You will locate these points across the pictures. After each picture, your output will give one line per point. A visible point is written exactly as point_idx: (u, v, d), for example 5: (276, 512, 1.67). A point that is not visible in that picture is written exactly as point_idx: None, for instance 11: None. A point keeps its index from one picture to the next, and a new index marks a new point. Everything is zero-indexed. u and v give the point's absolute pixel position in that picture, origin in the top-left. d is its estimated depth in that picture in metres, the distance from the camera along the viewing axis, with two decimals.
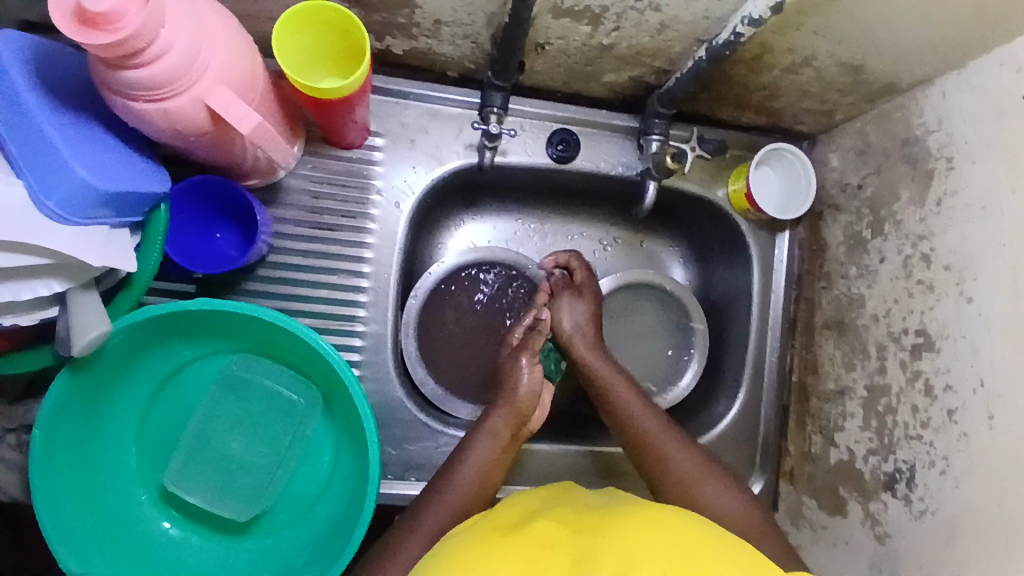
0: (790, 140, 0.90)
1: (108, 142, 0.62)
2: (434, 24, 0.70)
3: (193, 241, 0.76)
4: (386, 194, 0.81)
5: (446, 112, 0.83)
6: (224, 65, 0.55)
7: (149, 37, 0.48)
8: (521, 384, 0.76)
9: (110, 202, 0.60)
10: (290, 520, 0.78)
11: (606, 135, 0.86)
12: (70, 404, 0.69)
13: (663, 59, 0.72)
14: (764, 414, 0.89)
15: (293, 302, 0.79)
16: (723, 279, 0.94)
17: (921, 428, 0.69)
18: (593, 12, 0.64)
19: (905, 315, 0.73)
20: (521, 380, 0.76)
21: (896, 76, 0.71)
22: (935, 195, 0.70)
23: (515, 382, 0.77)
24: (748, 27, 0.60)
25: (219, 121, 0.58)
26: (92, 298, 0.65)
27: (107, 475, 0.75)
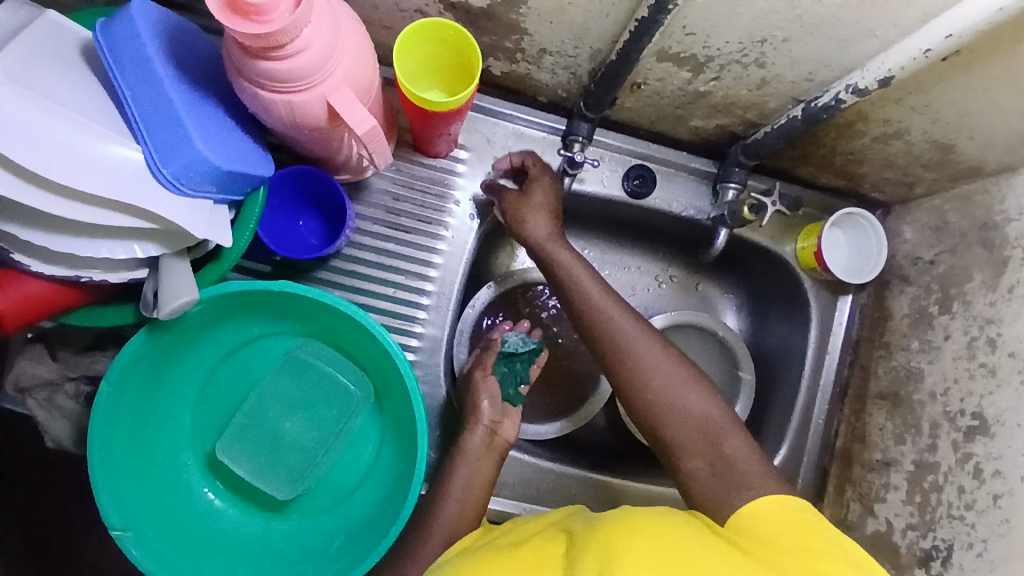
0: (864, 206, 0.90)
1: (226, 119, 0.65)
2: (539, 51, 0.72)
3: (279, 225, 0.79)
4: (463, 205, 0.84)
5: (532, 135, 0.85)
6: (350, 67, 0.58)
7: (292, 36, 0.51)
8: (480, 406, 0.79)
9: (220, 180, 0.63)
10: (326, 506, 0.80)
11: (683, 177, 0.87)
12: (141, 361, 0.72)
13: (754, 112, 0.74)
14: (803, 474, 0.89)
15: (359, 295, 0.82)
16: (776, 333, 0.94)
17: (964, 509, 0.69)
18: (697, 60, 0.66)
19: (964, 396, 0.72)
20: (481, 399, 0.79)
21: (984, 160, 0.72)
22: (1008, 282, 0.70)
23: None
24: (852, 95, 0.61)
25: (335, 119, 0.61)
26: (183, 266, 0.68)
27: (161, 436, 0.78)
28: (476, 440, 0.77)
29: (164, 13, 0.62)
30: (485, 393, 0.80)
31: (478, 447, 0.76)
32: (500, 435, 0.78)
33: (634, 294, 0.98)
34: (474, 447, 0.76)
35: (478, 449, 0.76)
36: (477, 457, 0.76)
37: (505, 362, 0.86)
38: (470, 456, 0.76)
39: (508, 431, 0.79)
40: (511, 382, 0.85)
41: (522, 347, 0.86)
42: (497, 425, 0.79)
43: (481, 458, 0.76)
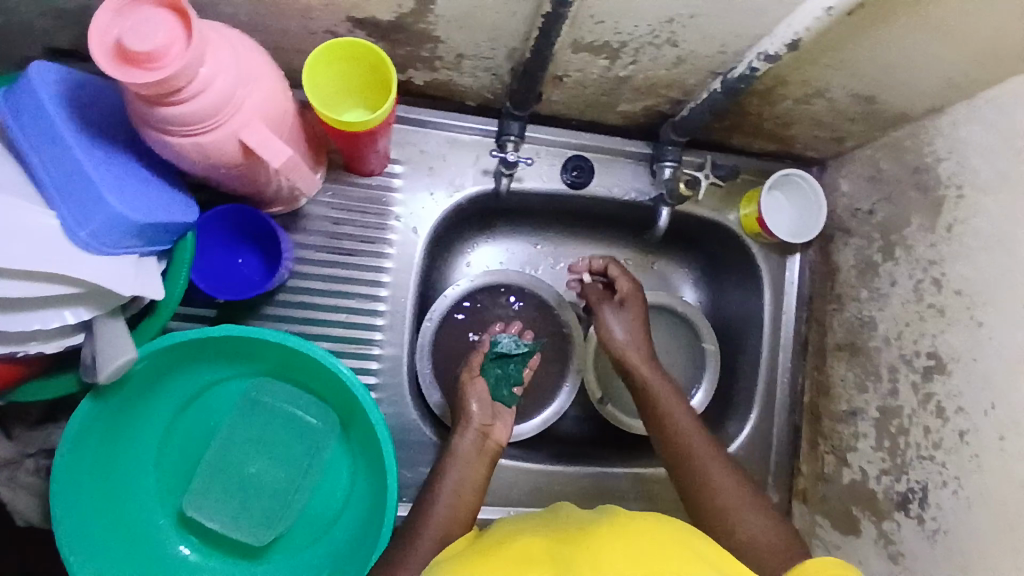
0: (800, 164, 0.92)
1: (140, 172, 0.63)
2: (456, 57, 0.71)
3: (215, 266, 0.77)
4: (404, 220, 0.83)
5: (465, 140, 0.84)
6: (260, 101, 0.57)
7: (189, 76, 0.50)
8: (470, 408, 0.79)
9: (142, 233, 0.61)
10: (307, 543, 0.79)
11: (620, 161, 0.87)
12: (92, 428, 0.70)
13: (679, 90, 0.74)
14: (776, 434, 0.91)
15: (311, 326, 0.80)
16: (734, 301, 0.96)
17: (933, 449, 0.70)
18: (612, 47, 0.66)
19: (917, 338, 0.74)
20: (470, 400, 0.79)
21: (907, 107, 0.73)
22: (945, 222, 0.71)
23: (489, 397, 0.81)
24: (765, 62, 0.62)
25: (251, 155, 0.59)
26: (118, 325, 0.66)
27: (125, 499, 0.76)
28: (464, 443, 0.76)
29: (62, 69, 0.60)
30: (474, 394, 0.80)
31: (469, 450, 0.76)
32: (490, 438, 0.78)
33: None
34: (464, 450, 0.76)
35: (469, 452, 0.76)
36: (469, 460, 0.75)
37: (497, 363, 0.84)
38: (462, 459, 0.75)
39: (498, 434, 0.79)
40: (504, 385, 0.84)
41: (516, 349, 0.85)
42: (487, 428, 0.78)
43: (472, 462, 0.75)
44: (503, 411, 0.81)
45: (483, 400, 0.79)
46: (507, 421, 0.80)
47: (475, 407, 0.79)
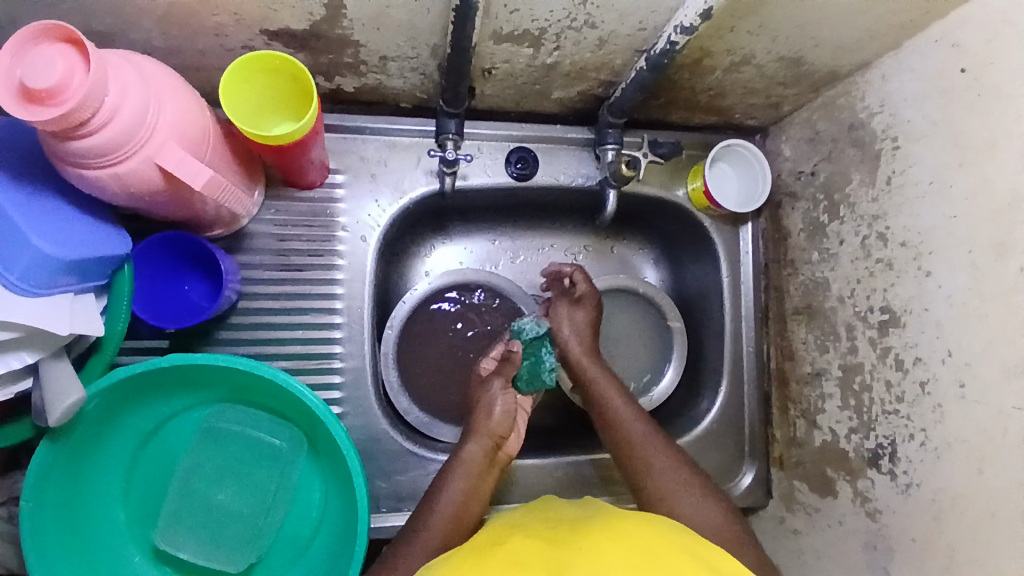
0: (743, 134, 0.92)
1: (67, 210, 0.62)
2: (381, 59, 0.70)
3: (162, 296, 0.76)
4: (351, 229, 0.81)
5: (404, 142, 0.83)
6: (172, 123, 0.56)
7: (96, 105, 0.50)
8: (492, 414, 0.77)
9: (72, 269, 0.60)
10: (286, 564, 0.78)
11: (563, 148, 0.87)
12: (52, 471, 0.68)
13: (608, 71, 0.74)
14: (747, 404, 0.91)
15: (268, 346, 0.79)
16: (694, 276, 0.96)
17: (896, 403, 0.70)
18: (532, 34, 0.65)
19: (869, 293, 0.74)
20: (494, 407, 0.77)
21: (835, 65, 0.73)
22: (884, 175, 0.71)
23: (483, 410, 0.78)
24: (682, 34, 0.61)
25: (173, 179, 0.59)
26: (64, 365, 0.65)
27: (97, 539, 0.75)
28: (476, 455, 0.75)
29: None
30: (489, 399, 0.78)
31: (477, 460, 0.75)
32: (501, 449, 0.78)
33: None
34: (472, 460, 0.75)
35: (480, 463, 0.74)
36: (481, 473, 0.74)
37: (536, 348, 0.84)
38: (469, 470, 0.74)
39: (511, 445, 0.78)
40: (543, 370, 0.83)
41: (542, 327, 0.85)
42: (503, 439, 0.77)
43: (480, 473, 0.74)
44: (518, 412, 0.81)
45: (509, 409, 0.78)
46: (521, 431, 0.80)
47: (496, 414, 0.77)
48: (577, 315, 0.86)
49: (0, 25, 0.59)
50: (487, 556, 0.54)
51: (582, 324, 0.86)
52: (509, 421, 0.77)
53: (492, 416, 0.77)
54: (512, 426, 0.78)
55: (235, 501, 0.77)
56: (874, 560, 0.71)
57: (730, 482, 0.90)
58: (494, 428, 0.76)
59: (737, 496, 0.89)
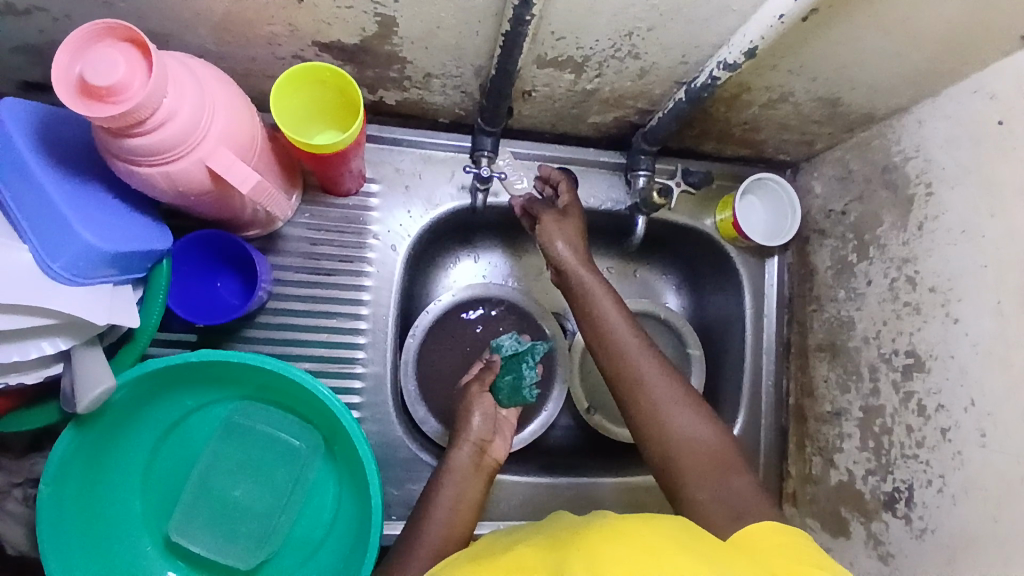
0: (774, 168, 0.93)
1: (110, 203, 0.64)
2: (425, 76, 0.72)
3: (194, 291, 0.77)
4: (382, 238, 0.83)
5: (439, 156, 0.85)
6: (224, 127, 0.58)
7: (153, 107, 0.52)
8: (472, 421, 0.79)
9: (116, 262, 0.62)
10: (294, 566, 0.79)
11: (595, 171, 0.88)
12: (75, 457, 0.70)
13: (645, 100, 0.75)
14: (763, 437, 0.91)
15: (293, 347, 0.81)
16: (717, 305, 0.96)
17: (916, 448, 0.69)
18: (575, 61, 0.67)
19: (895, 336, 0.74)
20: (472, 415, 0.80)
21: (872, 107, 0.74)
22: (916, 219, 0.71)
23: (464, 418, 0.80)
24: (724, 71, 0.63)
25: (219, 181, 0.61)
26: (97, 354, 0.67)
27: (112, 526, 0.76)
28: (460, 459, 0.77)
29: (35, 106, 0.61)
30: (478, 407, 0.80)
31: (465, 465, 0.76)
32: (489, 455, 0.79)
33: None
34: (460, 465, 0.76)
35: (466, 467, 0.76)
36: (467, 477, 0.75)
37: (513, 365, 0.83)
38: (458, 475, 0.75)
39: (497, 451, 0.80)
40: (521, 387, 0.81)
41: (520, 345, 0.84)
42: (487, 443, 0.79)
43: (468, 478, 0.76)
44: (503, 428, 0.82)
45: (488, 414, 0.80)
46: (507, 439, 0.81)
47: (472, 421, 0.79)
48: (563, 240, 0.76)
49: (59, 20, 0.62)
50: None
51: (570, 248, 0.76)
52: (489, 426, 0.80)
53: (472, 422, 0.79)
54: (495, 430, 0.80)
55: (249, 498, 0.78)
56: None
57: None
58: (473, 435, 0.78)
59: None
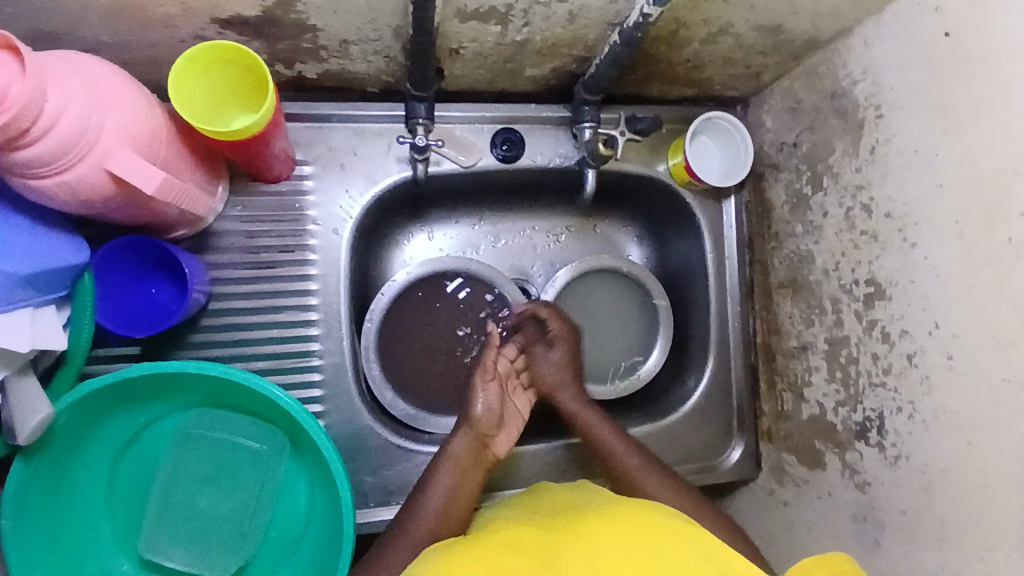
0: (723, 105, 0.90)
1: (20, 221, 0.58)
2: (341, 44, 0.67)
3: (127, 303, 0.73)
4: (323, 222, 0.79)
5: (373, 129, 0.80)
6: (121, 124, 0.53)
7: (35, 113, 0.47)
8: (477, 409, 0.77)
9: (33, 282, 0.57)
10: (276, 566, 0.77)
11: (540, 128, 0.84)
12: (30, 489, 0.66)
13: (581, 47, 0.71)
14: (734, 379, 0.90)
15: (243, 347, 0.77)
16: (679, 252, 0.94)
17: (883, 375, 0.69)
18: (499, 11, 0.62)
19: (854, 266, 0.73)
20: (477, 403, 0.77)
21: (816, 32, 0.71)
22: (868, 145, 0.69)
23: (471, 405, 0.77)
24: (654, 6, 0.59)
25: (125, 184, 0.56)
26: (31, 382, 0.62)
27: (81, 554, 0.73)
28: (459, 453, 0.74)
29: None
30: (483, 395, 0.77)
31: (463, 455, 0.75)
32: (490, 450, 0.77)
33: (535, 255, 0.96)
34: (459, 457, 0.74)
35: (465, 458, 0.74)
36: (466, 470, 0.73)
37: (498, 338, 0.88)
38: (455, 467, 0.73)
39: (499, 446, 0.78)
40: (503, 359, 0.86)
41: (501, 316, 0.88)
42: (488, 437, 0.77)
43: (467, 470, 0.74)
44: (506, 420, 0.79)
45: (491, 406, 0.77)
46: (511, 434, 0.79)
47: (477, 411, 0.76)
48: (553, 353, 0.84)
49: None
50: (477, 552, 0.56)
51: (559, 362, 0.84)
52: (494, 419, 0.77)
53: (477, 411, 0.76)
54: (499, 424, 0.77)
55: (219, 505, 0.76)
56: (864, 531, 0.71)
57: (720, 457, 0.90)
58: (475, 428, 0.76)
59: (726, 471, 0.89)
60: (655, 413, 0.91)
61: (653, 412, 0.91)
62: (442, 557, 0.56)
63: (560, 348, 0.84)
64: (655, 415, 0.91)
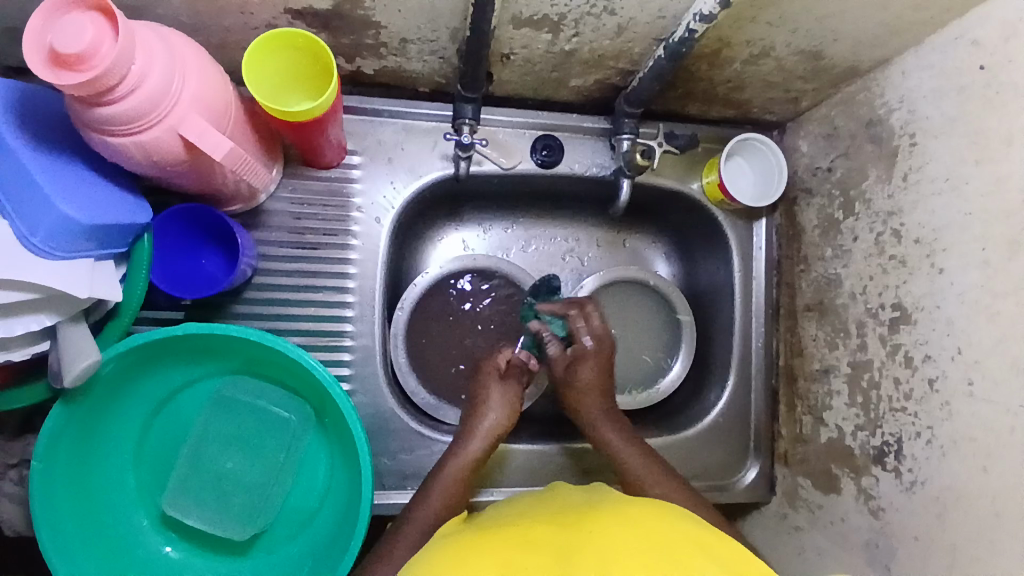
0: (760, 129, 0.92)
1: (88, 176, 0.62)
2: (401, 41, 0.71)
3: (179, 266, 0.78)
4: (366, 210, 0.82)
5: (421, 126, 0.84)
6: (196, 94, 0.58)
7: (122, 73, 0.51)
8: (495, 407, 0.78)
9: (93, 234, 0.61)
10: (288, 537, 0.80)
11: (580, 137, 0.87)
12: (65, 434, 0.69)
13: (625, 60, 0.75)
14: (753, 399, 0.91)
15: (280, 322, 0.81)
16: (706, 270, 0.96)
17: (904, 401, 0.69)
18: (552, 19, 0.66)
19: (881, 291, 0.73)
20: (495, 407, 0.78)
21: (856, 60, 0.73)
22: (901, 171, 0.71)
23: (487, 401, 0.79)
24: (701, 22, 0.62)
25: (195, 150, 0.60)
26: (82, 329, 0.66)
27: (104, 504, 0.76)
28: (467, 451, 0.75)
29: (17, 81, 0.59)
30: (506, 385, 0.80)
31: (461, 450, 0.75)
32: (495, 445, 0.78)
33: (564, 263, 0.98)
34: (461, 453, 0.75)
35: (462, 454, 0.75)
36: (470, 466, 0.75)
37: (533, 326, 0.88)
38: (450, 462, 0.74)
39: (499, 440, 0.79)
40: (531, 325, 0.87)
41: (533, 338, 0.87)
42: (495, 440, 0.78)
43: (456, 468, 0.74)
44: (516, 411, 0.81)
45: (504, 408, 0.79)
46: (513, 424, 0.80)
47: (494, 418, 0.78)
48: (583, 371, 0.83)
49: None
50: (489, 545, 0.54)
51: (588, 379, 0.83)
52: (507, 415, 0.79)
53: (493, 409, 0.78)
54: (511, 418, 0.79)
55: (241, 471, 0.79)
56: (875, 557, 0.71)
57: (734, 477, 0.90)
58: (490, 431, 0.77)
59: (740, 490, 0.89)
60: (673, 426, 0.92)
61: (672, 424, 0.92)
62: (452, 550, 0.55)
63: (588, 364, 0.83)
64: (672, 428, 0.92)
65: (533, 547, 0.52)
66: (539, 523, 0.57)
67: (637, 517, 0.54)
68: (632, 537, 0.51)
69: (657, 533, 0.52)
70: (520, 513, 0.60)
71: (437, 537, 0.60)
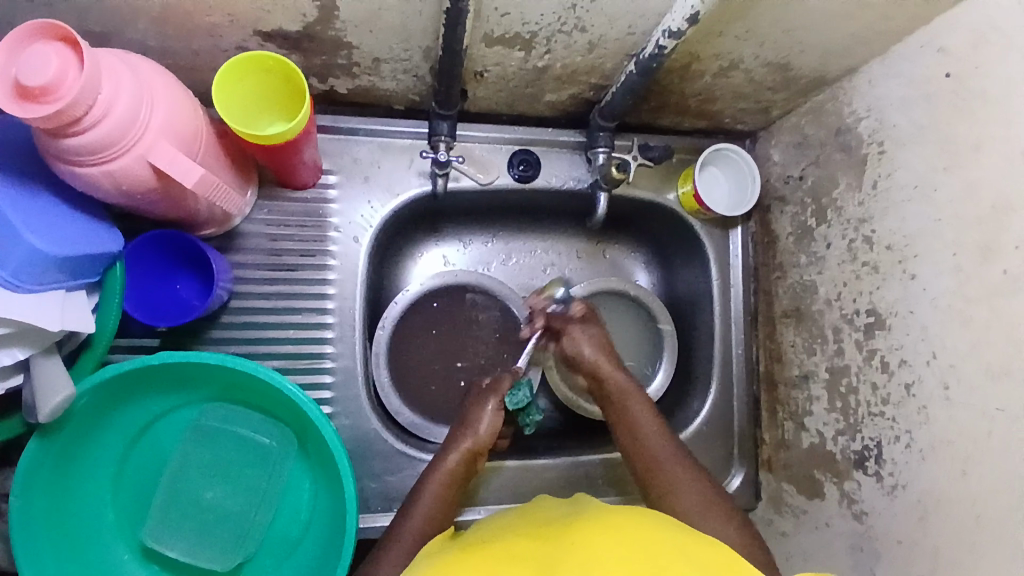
0: (733, 138, 0.93)
1: (57, 207, 0.61)
2: (374, 61, 0.71)
3: (154, 292, 0.77)
4: (344, 230, 0.82)
5: (397, 144, 0.84)
6: (165, 120, 0.57)
7: (88, 103, 0.50)
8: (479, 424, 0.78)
9: (64, 266, 0.60)
10: (273, 565, 0.78)
11: (556, 151, 0.88)
12: (40, 470, 0.68)
13: (598, 75, 0.76)
14: (736, 407, 0.91)
15: (259, 346, 0.80)
16: (685, 279, 0.97)
17: (882, 405, 0.70)
18: (524, 37, 0.67)
19: (856, 296, 0.75)
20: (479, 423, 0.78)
21: (823, 69, 0.74)
22: (871, 179, 0.72)
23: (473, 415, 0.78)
24: (670, 38, 0.63)
25: (165, 177, 0.60)
26: (55, 363, 0.64)
27: (84, 539, 0.74)
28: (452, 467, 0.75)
29: None
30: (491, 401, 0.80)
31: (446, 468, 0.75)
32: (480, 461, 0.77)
33: (545, 275, 0.98)
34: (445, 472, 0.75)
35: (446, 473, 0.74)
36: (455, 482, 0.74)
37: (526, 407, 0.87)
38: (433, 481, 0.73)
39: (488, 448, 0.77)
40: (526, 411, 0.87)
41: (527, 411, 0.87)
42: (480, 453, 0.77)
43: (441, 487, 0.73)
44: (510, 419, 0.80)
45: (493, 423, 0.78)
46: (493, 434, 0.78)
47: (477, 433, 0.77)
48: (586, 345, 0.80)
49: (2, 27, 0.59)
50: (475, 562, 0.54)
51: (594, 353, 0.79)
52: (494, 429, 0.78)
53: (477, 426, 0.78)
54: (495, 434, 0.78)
55: (222, 499, 0.78)
56: (860, 561, 0.71)
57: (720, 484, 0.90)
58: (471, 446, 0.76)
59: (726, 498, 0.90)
60: None
61: None
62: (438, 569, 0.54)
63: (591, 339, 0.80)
64: None
65: (520, 561, 0.52)
66: (525, 537, 0.56)
67: (621, 526, 0.55)
68: (617, 546, 0.51)
69: (643, 543, 0.52)
70: (506, 528, 0.60)
71: (423, 554, 0.60)
